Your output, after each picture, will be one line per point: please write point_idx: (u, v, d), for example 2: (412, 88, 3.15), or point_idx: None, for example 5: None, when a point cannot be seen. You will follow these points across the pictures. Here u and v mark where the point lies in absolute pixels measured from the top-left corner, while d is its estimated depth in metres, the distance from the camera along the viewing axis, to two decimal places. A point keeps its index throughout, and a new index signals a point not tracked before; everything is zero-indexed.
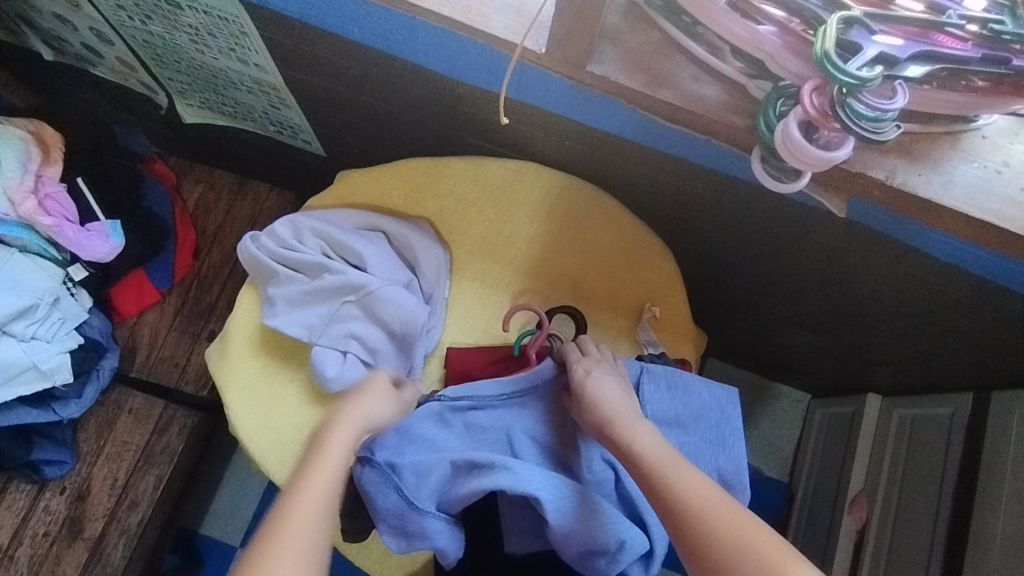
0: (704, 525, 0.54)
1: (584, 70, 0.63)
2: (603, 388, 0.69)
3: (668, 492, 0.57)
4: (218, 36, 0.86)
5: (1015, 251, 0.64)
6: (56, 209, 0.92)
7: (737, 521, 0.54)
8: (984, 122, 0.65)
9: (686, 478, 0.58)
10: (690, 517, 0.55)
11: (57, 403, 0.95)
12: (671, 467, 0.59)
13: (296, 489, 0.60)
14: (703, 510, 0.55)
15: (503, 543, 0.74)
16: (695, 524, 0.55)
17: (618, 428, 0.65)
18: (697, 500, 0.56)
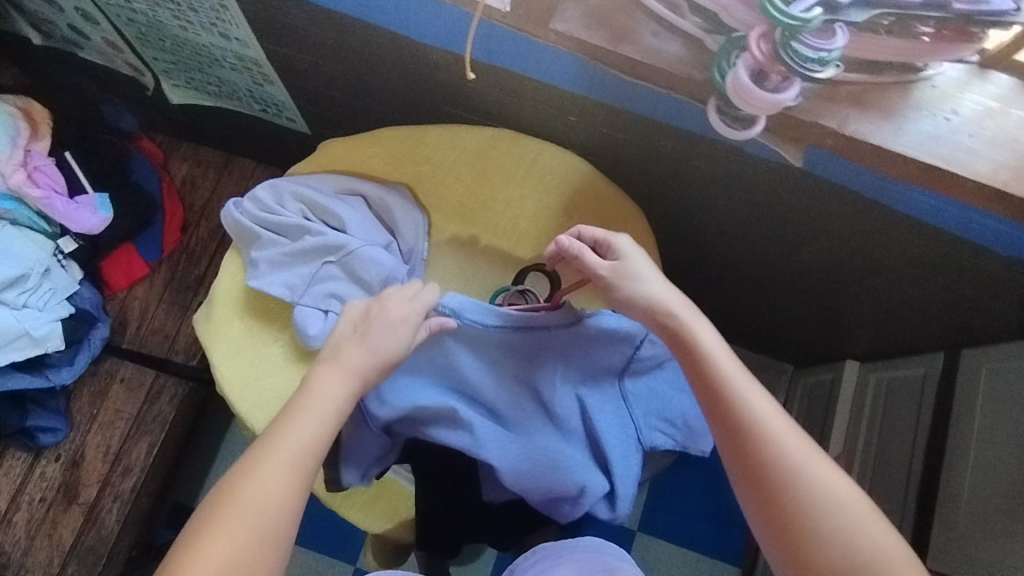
0: (771, 446, 0.58)
1: (547, 26, 0.66)
2: (631, 271, 0.69)
3: (740, 410, 0.60)
4: (199, 11, 0.88)
5: (963, 193, 0.67)
6: (45, 182, 0.96)
7: (800, 447, 0.59)
8: (935, 72, 0.67)
9: (757, 399, 0.61)
10: (757, 436, 0.59)
11: (48, 369, 0.97)
12: (743, 386, 0.62)
13: (254, 467, 0.56)
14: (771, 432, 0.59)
15: (483, 492, 0.84)
16: (761, 443, 0.59)
17: (677, 333, 0.66)
18: (768, 421, 0.60)
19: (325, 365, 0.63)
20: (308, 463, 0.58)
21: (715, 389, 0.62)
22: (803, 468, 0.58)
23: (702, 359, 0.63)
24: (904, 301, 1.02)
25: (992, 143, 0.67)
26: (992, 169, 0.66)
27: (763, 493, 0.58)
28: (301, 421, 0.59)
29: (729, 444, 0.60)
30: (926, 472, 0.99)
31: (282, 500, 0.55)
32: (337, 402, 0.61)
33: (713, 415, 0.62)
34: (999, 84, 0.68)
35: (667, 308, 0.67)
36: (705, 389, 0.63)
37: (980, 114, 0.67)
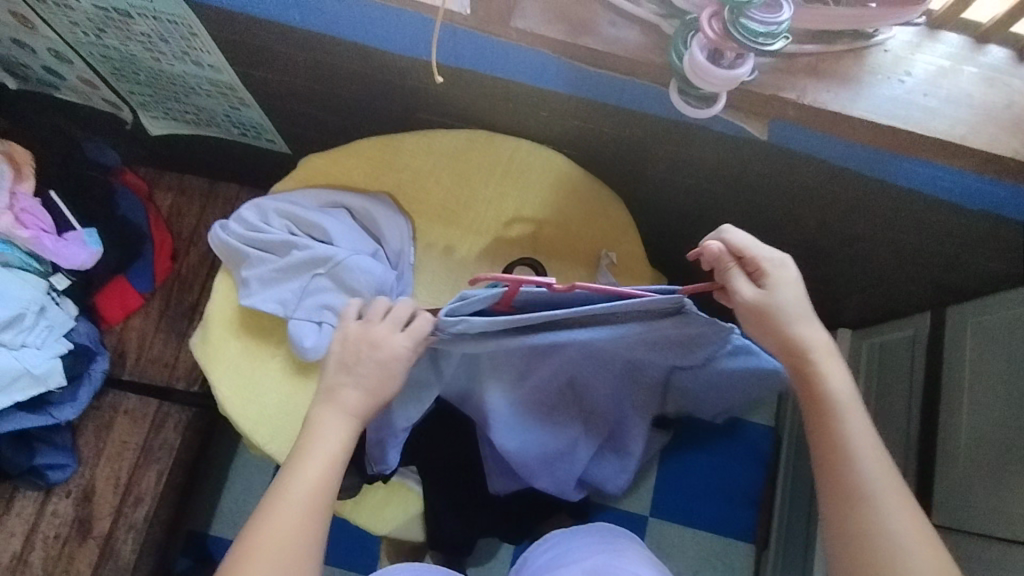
0: (877, 519, 0.58)
1: (508, 25, 0.69)
2: (782, 301, 0.66)
3: (857, 475, 0.60)
4: (170, 41, 0.90)
5: (924, 150, 0.70)
6: (32, 223, 0.99)
7: (908, 532, 0.58)
8: (886, 37, 0.69)
9: (880, 471, 0.61)
10: (867, 505, 0.59)
11: (52, 407, 0.99)
12: (866, 454, 0.61)
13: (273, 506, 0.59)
14: (882, 508, 0.59)
15: (488, 483, 0.86)
16: (869, 513, 0.59)
17: (807, 377, 0.65)
18: (881, 498, 0.59)
19: (324, 404, 0.65)
20: (320, 496, 0.60)
21: (836, 445, 0.62)
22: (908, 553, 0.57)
23: (830, 414, 0.64)
24: (887, 265, 1.04)
25: (948, 100, 0.69)
26: (950, 125, 0.68)
27: (847, 514, 0.60)
28: (317, 453, 0.62)
29: (835, 502, 0.61)
30: (922, 430, 1.01)
31: (302, 534, 0.58)
32: (341, 435, 0.64)
33: (817, 434, 0.64)
34: (948, 43, 0.71)
35: (805, 346, 0.66)
36: (825, 444, 0.63)
37: (932, 74, 0.70)
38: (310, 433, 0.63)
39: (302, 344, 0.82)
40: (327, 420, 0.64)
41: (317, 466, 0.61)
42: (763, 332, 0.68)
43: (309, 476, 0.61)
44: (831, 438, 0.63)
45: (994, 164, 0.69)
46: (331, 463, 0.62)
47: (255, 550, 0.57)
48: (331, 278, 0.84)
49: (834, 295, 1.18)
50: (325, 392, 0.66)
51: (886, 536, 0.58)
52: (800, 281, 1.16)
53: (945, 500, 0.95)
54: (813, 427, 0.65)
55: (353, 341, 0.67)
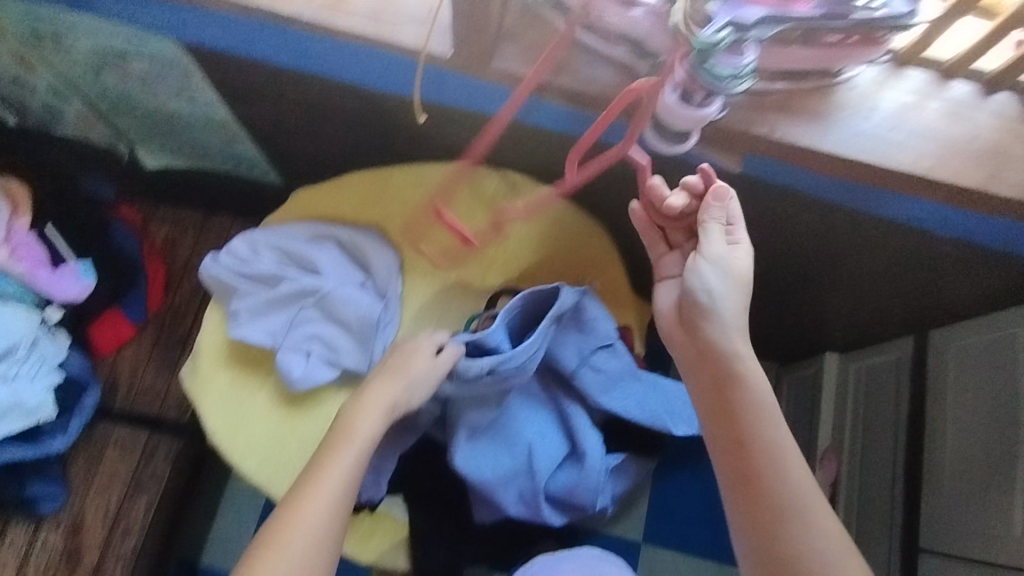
0: (791, 539, 0.63)
1: (488, 66, 0.72)
2: (728, 287, 0.69)
3: (780, 504, 0.64)
4: (166, 80, 0.92)
5: (893, 182, 0.72)
6: (28, 256, 1.02)
7: (827, 547, 0.63)
8: (852, 76, 0.72)
9: (804, 486, 0.64)
10: (784, 530, 0.64)
11: (44, 438, 1.00)
12: (789, 477, 0.65)
13: (308, 487, 0.66)
14: (800, 527, 0.63)
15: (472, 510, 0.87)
16: (784, 536, 0.63)
17: (719, 366, 0.69)
18: (805, 518, 0.64)
19: (353, 408, 0.73)
20: (341, 498, 0.66)
21: (759, 474, 0.65)
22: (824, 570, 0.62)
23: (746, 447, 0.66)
24: (867, 290, 1.06)
25: (914, 135, 0.72)
26: (915, 159, 0.71)
27: (752, 489, 0.65)
28: (349, 442, 0.70)
29: (743, 482, 0.66)
30: (910, 453, 1.02)
31: (317, 528, 0.64)
32: (369, 433, 0.71)
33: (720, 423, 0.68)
34: (914, 79, 0.74)
35: (741, 367, 0.68)
36: (742, 475, 0.66)
37: (899, 110, 0.73)
38: (345, 429, 0.71)
39: (291, 374, 0.84)
40: (360, 417, 0.72)
41: (352, 454, 0.69)
42: (696, 309, 0.70)
43: (345, 461, 0.69)
44: (749, 470, 0.65)
45: (963, 196, 0.72)
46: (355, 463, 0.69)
47: (276, 537, 0.63)
48: (321, 308, 0.88)
49: (820, 319, 1.19)
50: (359, 400, 0.74)
51: (805, 549, 0.63)
52: (785, 305, 1.18)
53: (933, 521, 0.98)
54: (717, 415, 0.69)
55: (392, 354, 0.78)
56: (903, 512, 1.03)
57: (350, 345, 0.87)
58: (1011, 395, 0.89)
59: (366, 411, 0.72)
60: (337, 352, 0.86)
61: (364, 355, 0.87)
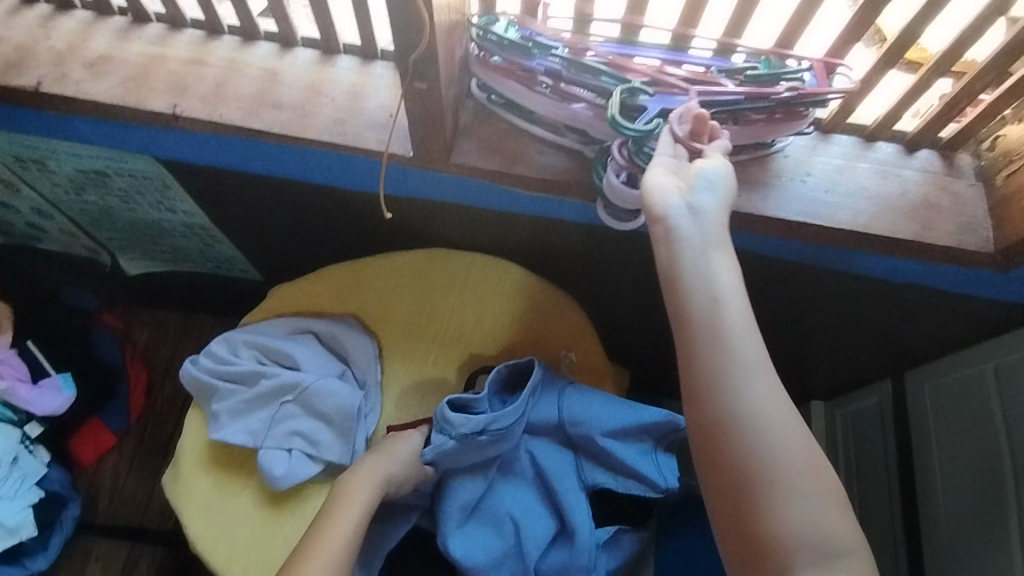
0: (746, 457, 0.54)
1: (449, 161, 0.77)
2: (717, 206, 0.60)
3: (737, 414, 0.54)
4: (146, 193, 0.97)
5: (837, 240, 0.77)
6: (8, 372, 1.01)
7: (787, 469, 0.53)
8: (785, 145, 0.78)
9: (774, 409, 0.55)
10: (741, 444, 0.54)
11: (26, 558, 1.00)
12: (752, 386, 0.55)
13: (310, 545, 0.69)
14: (760, 442, 0.54)
15: None
16: (737, 449, 0.54)
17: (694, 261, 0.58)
18: (767, 434, 0.54)
19: (350, 479, 0.75)
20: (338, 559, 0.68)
21: (717, 377, 0.55)
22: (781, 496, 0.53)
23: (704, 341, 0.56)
24: (837, 337, 1.08)
25: (849, 194, 0.77)
26: (853, 216, 0.76)
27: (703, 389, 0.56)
28: (350, 503, 0.73)
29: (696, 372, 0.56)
30: (905, 503, 1.03)
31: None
32: (371, 495, 0.74)
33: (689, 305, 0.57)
34: (842, 143, 0.80)
35: (705, 249, 0.58)
36: (697, 374, 0.56)
37: (832, 172, 0.78)
38: (346, 489, 0.74)
39: (270, 472, 0.83)
40: (360, 480, 0.75)
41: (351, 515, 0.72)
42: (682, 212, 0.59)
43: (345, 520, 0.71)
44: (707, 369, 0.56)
45: (902, 248, 0.76)
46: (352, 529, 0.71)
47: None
48: (299, 402, 0.88)
49: (799, 369, 1.21)
50: (353, 474, 0.76)
51: (766, 470, 0.53)
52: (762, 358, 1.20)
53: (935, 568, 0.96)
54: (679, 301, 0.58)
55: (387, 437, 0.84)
56: (905, 559, 1.02)
57: (331, 437, 0.86)
58: (990, 435, 0.90)
59: (365, 475, 0.76)
60: (316, 447, 0.86)
61: (346, 446, 0.86)
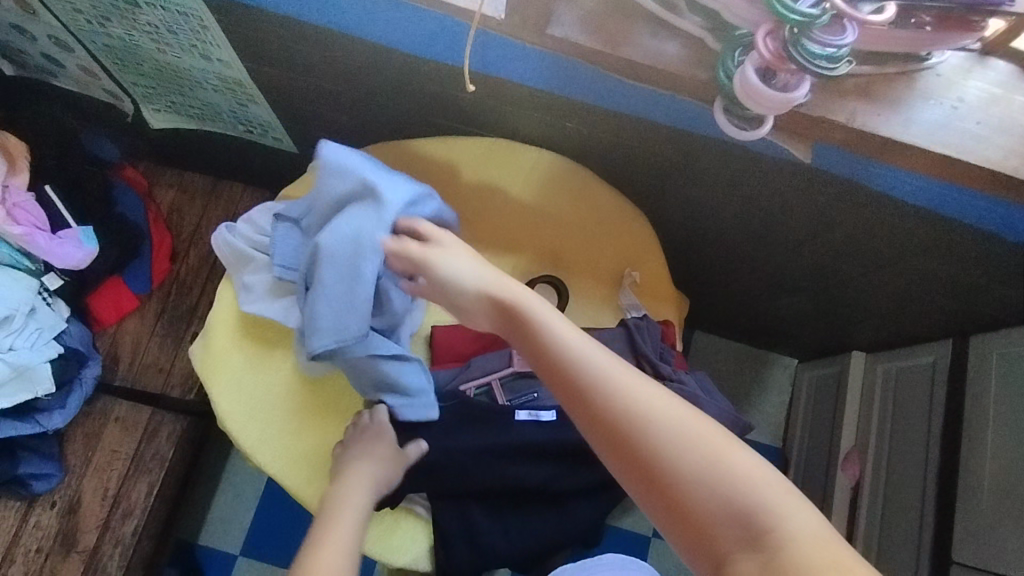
0: (706, 487, 0.46)
1: (544, 33, 0.65)
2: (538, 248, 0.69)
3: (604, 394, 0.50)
4: (179, 32, 0.84)
5: (974, 181, 0.67)
6: (25, 218, 0.95)
7: (664, 420, 0.48)
8: (939, 60, 0.66)
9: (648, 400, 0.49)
10: (676, 480, 0.47)
11: (40, 415, 0.96)
12: (642, 403, 0.49)
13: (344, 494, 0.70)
14: (700, 470, 0.47)
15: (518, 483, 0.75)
16: (699, 505, 0.46)
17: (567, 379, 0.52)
18: (694, 453, 0.47)
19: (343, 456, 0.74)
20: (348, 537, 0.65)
21: (611, 421, 0.49)
22: (674, 455, 0.47)
23: (583, 389, 0.51)
24: (911, 291, 1.00)
25: (1001, 129, 0.66)
26: (1002, 155, 0.66)
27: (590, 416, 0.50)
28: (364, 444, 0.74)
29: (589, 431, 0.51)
30: (943, 467, 0.97)
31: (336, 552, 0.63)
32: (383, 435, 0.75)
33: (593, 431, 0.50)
34: (999, 70, 0.68)
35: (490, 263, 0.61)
36: (592, 430, 0.50)
37: (984, 100, 0.67)
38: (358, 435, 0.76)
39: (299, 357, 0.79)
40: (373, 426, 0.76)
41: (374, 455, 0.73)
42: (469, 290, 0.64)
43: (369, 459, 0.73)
44: (598, 421, 0.50)
45: None
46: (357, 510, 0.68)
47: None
48: None
49: (851, 319, 1.14)
50: (338, 498, 0.70)
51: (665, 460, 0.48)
52: (817, 304, 1.13)
53: (965, 536, 0.92)
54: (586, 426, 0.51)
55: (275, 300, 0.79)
56: (933, 527, 0.96)
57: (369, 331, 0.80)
58: None
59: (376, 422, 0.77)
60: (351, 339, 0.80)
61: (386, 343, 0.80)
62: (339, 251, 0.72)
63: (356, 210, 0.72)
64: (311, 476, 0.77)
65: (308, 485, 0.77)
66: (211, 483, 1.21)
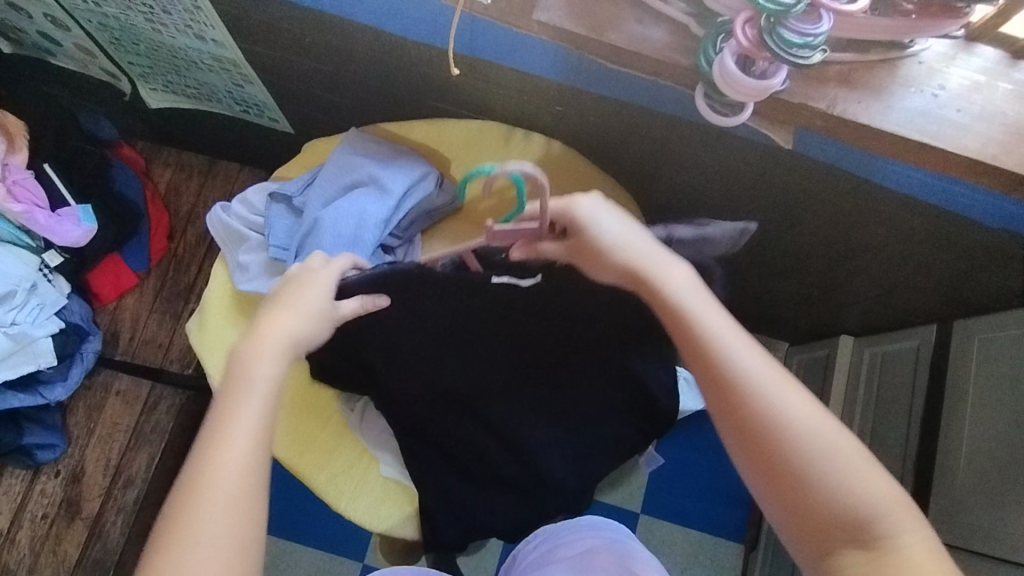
0: (840, 491, 0.49)
1: (531, 18, 0.66)
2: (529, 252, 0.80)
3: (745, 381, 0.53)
4: (172, 12, 0.85)
5: (952, 168, 0.68)
6: (25, 196, 0.96)
7: (805, 416, 0.52)
8: (922, 48, 0.67)
9: (792, 398, 0.53)
10: (807, 482, 0.50)
11: (42, 387, 0.98)
12: (785, 398, 0.53)
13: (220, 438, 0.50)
14: (829, 483, 0.50)
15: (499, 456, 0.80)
16: (821, 503, 0.50)
17: (706, 362, 0.55)
18: (830, 465, 0.50)
19: (246, 347, 0.55)
20: (258, 465, 0.50)
21: (755, 419, 0.52)
22: (809, 448, 0.51)
23: (736, 387, 0.53)
24: (896, 276, 1.01)
25: (983, 118, 0.67)
26: (982, 143, 0.66)
27: (726, 399, 0.54)
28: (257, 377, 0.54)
29: (721, 412, 0.54)
30: (922, 448, 0.99)
31: (247, 493, 0.49)
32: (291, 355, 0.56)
33: (726, 418, 0.54)
34: (984, 57, 0.68)
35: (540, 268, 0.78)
36: (728, 415, 0.54)
37: (967, 88, 0.68)
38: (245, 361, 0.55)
39: None
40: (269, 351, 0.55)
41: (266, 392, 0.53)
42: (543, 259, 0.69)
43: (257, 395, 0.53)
44: (743, 422, 0.53)
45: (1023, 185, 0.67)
46: (262, 427, 0.52)
47: (179, 544, 0.46)
48: None
49: (839, 303, 1.16)
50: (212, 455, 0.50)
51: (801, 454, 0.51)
52: (805, 288, 1.15)
53: (939, 515, 0.94)
54: (720, 411, 0.54)
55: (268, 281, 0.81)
56: (908, 503, 0.99)
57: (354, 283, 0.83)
58: None
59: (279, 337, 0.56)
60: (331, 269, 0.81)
61: None
62: (342, 227, 0.79)
63: (363, 201, 0.80)
64: (300, 447, 0.83)
65: (298, 455, 0.83)
66: None
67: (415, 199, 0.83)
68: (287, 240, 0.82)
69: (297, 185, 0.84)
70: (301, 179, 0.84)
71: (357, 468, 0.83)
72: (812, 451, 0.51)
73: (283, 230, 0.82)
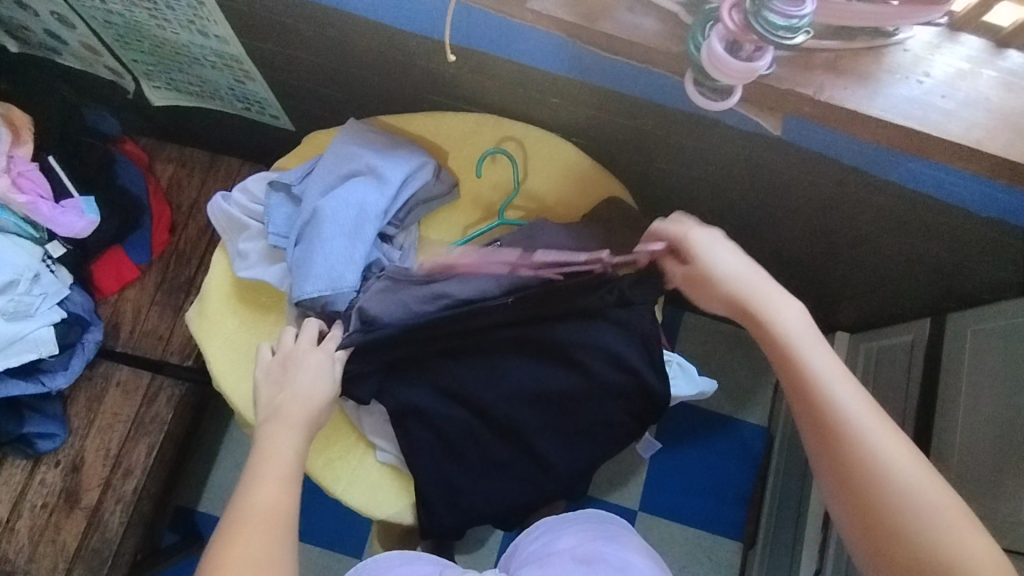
0: (934, 544, 0.51)
1: (523, 6, 0.68)
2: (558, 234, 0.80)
3: (838, 418, 0.56)
4: (175, 8, 0.87)
5: (938, 153, 0.69)
6: (29, 186, 0.98)
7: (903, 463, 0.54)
8: (906, 36, 0.68)
9: (888, 441, 0.55)
10: (900, 529, 0.52)
11: (44, 376, 1.00)
12: (881, 441, 0.55)
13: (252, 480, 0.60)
14: (923, 534, 0.51)
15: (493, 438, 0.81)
16: (910, 550, 0.51)
17: (802, 401, 0.59)
18: (926, 520, 0.52)
19: (271, 425, 0.66)
20: (281, 511, 0.58)
21: (842, 457, 0.55)
22: (905, 495, 0.53)
23: (840, 441, 0.56)
24: (889, 268, 1.02)
25: (967, 103, 0.68)
26: (966, 128, 0.68)
27: (820, 435, 0.57)
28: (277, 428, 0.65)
29: (813, 443, 0.58)
30: (917, 439, 0.99)
31: (277, 517, 0.57)
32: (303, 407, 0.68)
33: (820, 453, 0.57)
34: (969, 46, 0.70)
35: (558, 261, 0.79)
36: (821, 450, 0.57)
37: (951, 76, 0.69)
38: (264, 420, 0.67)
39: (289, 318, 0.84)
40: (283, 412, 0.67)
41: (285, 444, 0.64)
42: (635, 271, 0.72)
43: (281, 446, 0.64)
44: (839, 459, 0.56)
45: (1008, 170, 0.68)
46: (287, 484, 0.60)
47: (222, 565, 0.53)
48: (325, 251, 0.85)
49: (834, 298, 1.17)
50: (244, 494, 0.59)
51: (895, 500, 0.53)
52: (801, 283, 1.16)
53: None
54: (814, 445, 0.58)
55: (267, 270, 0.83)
56: None
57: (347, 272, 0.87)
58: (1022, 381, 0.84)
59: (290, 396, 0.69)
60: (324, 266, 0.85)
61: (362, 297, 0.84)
62: (341, 214, 0.80)
63: (362, 188, 0.82)
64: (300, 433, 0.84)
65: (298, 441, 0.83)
66: (211, 451, 1.26)
67: (412, 187, 0.84)
68: (287, 228, 0.83)
69: (296, 174, 0.85)
70: (301, 168, 0.86)
71: (354, 455, 0.84)
72: (903, 498, 0.53)
73: (282, 217, 0.84)
